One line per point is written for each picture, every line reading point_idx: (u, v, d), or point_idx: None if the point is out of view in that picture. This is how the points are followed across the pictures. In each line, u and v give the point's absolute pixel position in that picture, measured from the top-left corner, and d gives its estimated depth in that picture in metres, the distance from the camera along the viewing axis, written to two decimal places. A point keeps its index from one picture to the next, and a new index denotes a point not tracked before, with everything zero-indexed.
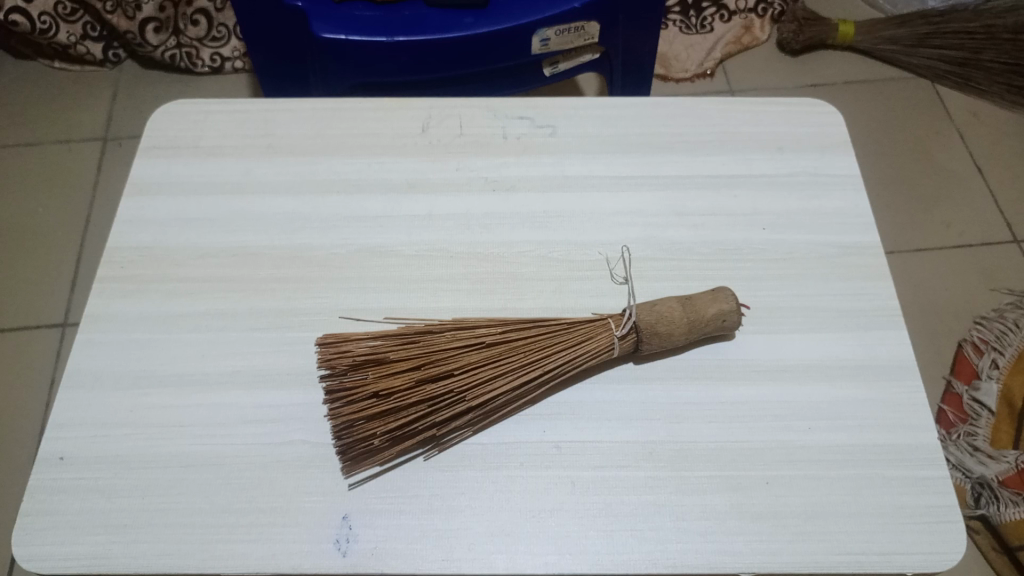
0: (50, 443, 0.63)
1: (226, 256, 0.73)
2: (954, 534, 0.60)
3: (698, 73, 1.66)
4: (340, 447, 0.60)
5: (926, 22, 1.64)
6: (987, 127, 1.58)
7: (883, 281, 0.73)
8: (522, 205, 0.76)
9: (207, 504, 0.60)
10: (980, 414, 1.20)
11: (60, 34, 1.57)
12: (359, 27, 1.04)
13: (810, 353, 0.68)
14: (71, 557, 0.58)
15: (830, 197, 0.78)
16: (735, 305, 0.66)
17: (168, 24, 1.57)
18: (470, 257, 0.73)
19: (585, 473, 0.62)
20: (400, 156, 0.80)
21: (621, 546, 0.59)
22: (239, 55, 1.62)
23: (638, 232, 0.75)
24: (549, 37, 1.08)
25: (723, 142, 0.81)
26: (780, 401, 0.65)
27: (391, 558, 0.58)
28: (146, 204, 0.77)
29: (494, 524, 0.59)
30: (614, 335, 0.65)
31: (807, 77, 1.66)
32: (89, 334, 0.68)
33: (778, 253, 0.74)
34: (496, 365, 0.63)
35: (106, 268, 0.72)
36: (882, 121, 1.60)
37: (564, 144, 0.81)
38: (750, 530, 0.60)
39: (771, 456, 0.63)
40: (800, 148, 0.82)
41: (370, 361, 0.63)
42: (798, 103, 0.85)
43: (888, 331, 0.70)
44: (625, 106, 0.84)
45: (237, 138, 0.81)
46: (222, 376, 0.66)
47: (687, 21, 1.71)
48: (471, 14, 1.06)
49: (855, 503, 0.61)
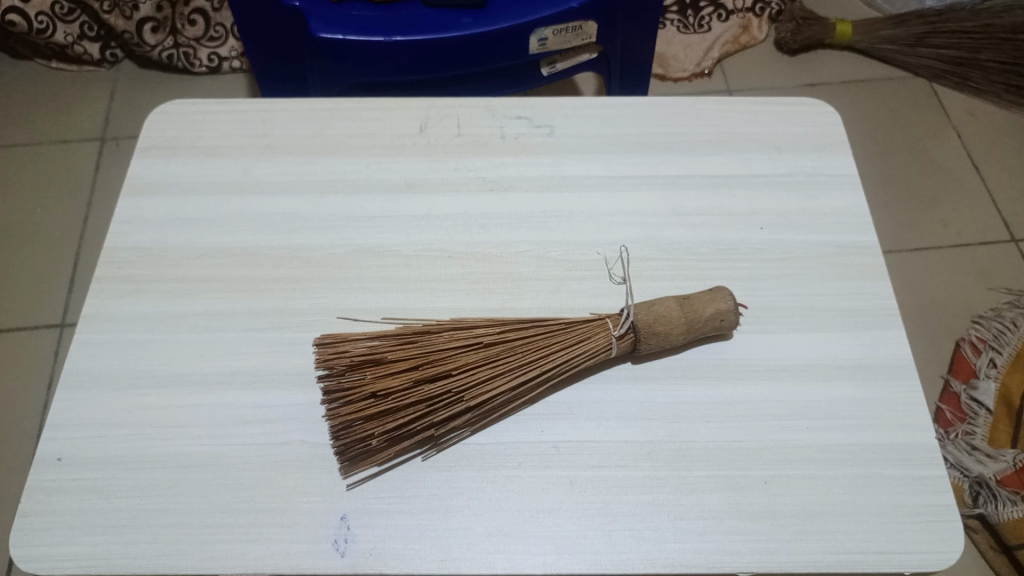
0: (48, 443, 0.63)
1: (225, 256, 0.73)
2: (952, 533, 0.60)
3: (697, 73, 1.66)
4: (338, 448, 0.60)
5: (923, 21, 1.64)
6: (984, 127, 1.58)
7: (881, 280, 0.73)
8: (520, 205, 0.76)
9: (206, 504, 0.60)
10: (978, 413, 1.20)
11: (57, 34, 1.56)
12: (357, 27, 1.04)
13: (808, 352, 0.68)
14: (69, 558, 0.58)
15: (828, 196, 0.78)
16: (733, 305, 0.66)
17: (165, 24, 1.57)
18: (468, 256, 0.73)
19: (584, 473, 0.62)
20: (399, 156, 0.80)
21: (620, 546, 0.59)
22: (237, 55, 1.62)
23: (637, 232, 0.75)
24: (547, 36, 1.08)
25: (722, 142, 0.81)
26: (779, 401, 0.65)
27: (390, 558, 0.58)
28: (145, 204, 0.76)
29: (493, 524, 0.59)
30: (612, 335, 0.65)
31: (805, 77, 1.67)
32: (87, 334, 0.68)
33: (776, 253, 0.74)
34: (494, 365, 0.63)
35: (104, 267, 0.72)
36: (879, 120, 1.60)
37: (563, 144, 0.81)
38: (749, 529, 0.60)
39: (769, 455, 0.63)
40: (799, 148, 0.82)
41: (369, 361, 0.63)
42: (796, 103, 0.85)
43: (886, 330, 0.70)
44: (624, 106, 0.84)
45: (236, 138, 0.81)
46: (220, 376, 0.66)
47: (685, 20, 1.71)
48: (469, 14, 1.06)
49: (854, 502, 0.61)
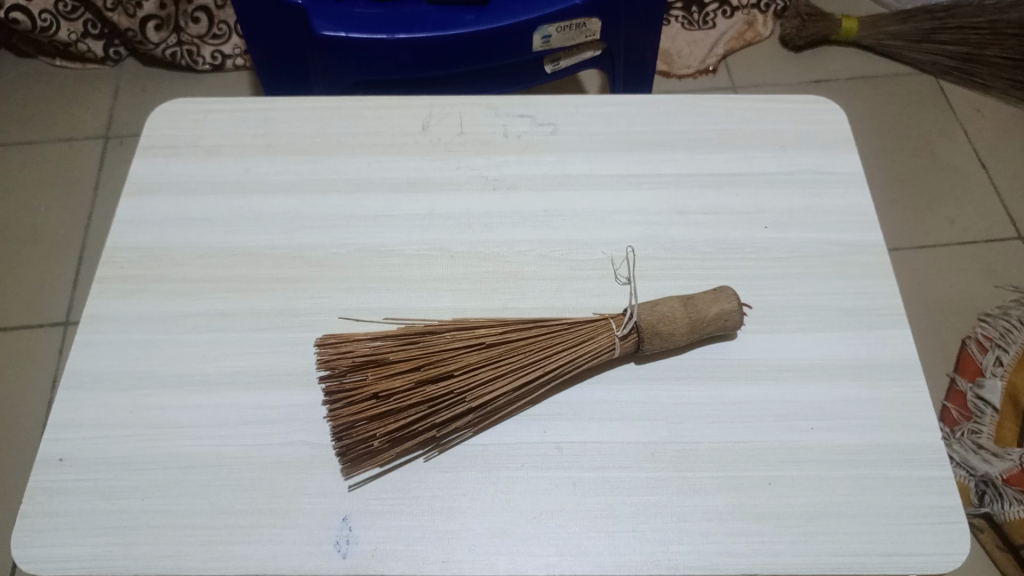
0: (49, 444, 0.63)
1: (227, 256, 0.73)
2: (958, 535, 0.59)
3: (700, 70, 1.65)
4: (340, 448, 0.60)
5: (931, 17, 1.62)
6: (991, 123, 1.57)
7: (885, 280, 0.72)
8: (522, 205, 0.76)
9: (208, 504, 0.60)
10: (983, 412, 1.19)
11: (60, 33, 1.56)
12: (360, 25, 1.03)
13: (813, 353, 0.67)
14: (70, 559, 0.58)
15: (832, 194, 0.77)
16: (736, 305, 0.65)
17: (168, 22, 1.56)
18: (471, 256, 0.73)
19: (586, 474, 0.61)
20: (400, 155, 0.79)
21: (623, 547, 0.58)
22: (241, 53, 1.62)
23: (639, 232, 0.74)
24: (550, 34, 1.08)
25: (726, 141, 0.81)
26: (783, 401, 0.65)
27: (391, 560, 0.58)
28: (147, 203, 0.76)
29: (495, 525, 0.59)
30: (615, 336, 0.64)
31: (810, 74, 1.66)
32: (89, 334, 0.68)
33: (780, 252, 0.74)
34: (497, 365, 0.63)
35: (106, 267, 0.72)
36: (885, 117, 1.59)
37: (566, 143, 0.80)
38: (752, 531, 0.59)
39: (772, 456, 0.62)
40: (803, 147, 0.81)
41: (371, 362, 0.62)
42: (800, 101, 0.85)
43: (891, 330, 0.69)
44: (627, 104, 0.83)
45: (238, 136, 0.81)
46: (222, 376, 0.66)
47: (689, 16, 1.70)
48: (472, 11, 1.05)
49: (858, 504, 0.61)
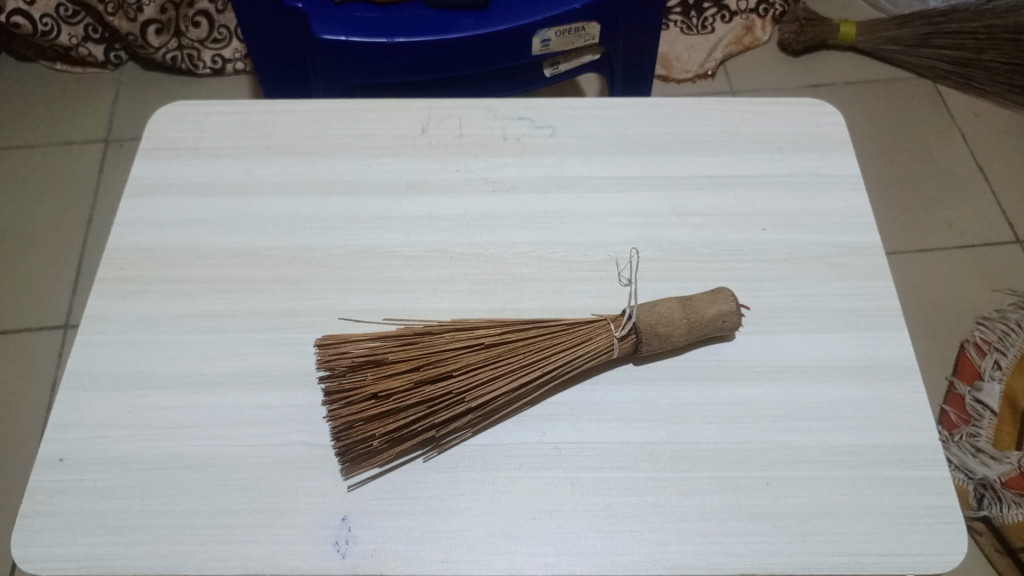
0: (49, 444, 0.63)
1: (226, 256, 0.73)
2: (955, 535, 0.60)
3: (700, 74, 1.66)
4: (339, 449, 0.60)
5: (927, 21, 1.62)
6: (988, 127, 1.58)
7: (882, 281, 0.72)
8: (521, 206, 0.76)
9: (207, 504, 0.60)
10: (982, 414, 1.20)
11: (61, 37, 1.57)
12: (360, 28, 1.04)
13: (811, 353, 0.68)
14: (68, 558, 0.58)
15: (828, 196, 0.78)
16: (735, 307, 0.66)
17: (169, 27, 1.58)
18: (470, 257, 0.73)
19: (585, 474, 0.61)
20: (400, 156, 0.80)
21: (622, 546, 0.59)
22: (241, 57, 1.63)
23: (638, 233, 0.75)
24: (549, 37, 1.08)
25: (725, 143, 0.81)
26: (781, 402, 0.65)
27: (390, 560, 0.58)
28: (147, 204, 0.77)
29: (494, 525, 0.59)
30: (614, 336, 0.65)
31: (808, 77, 1.66)
32: (88, 334, 0.68)
33: (777, 253, 0.74)
34: (496, 366, 0.63)
35: (106, 268, 0.73)
36: (883, 121, 1.60)
37: (564, 144, 0.81)
38: (750, 531, 0.59)
39: (770, 456, 0.63)
40: (800, 148, 0.81)
41: (370, 362, 0.63)
42: (797, 102, 0.85)
43: (888, 331, 0.69)
44: (625, 106, 0.84)
45: (239, 137, 0.81)
46: (222, 377, 0.66)
47: (688, 21, 1.72)
48: (472, 15, 1.06)
49: (856, 504, 0.61)
